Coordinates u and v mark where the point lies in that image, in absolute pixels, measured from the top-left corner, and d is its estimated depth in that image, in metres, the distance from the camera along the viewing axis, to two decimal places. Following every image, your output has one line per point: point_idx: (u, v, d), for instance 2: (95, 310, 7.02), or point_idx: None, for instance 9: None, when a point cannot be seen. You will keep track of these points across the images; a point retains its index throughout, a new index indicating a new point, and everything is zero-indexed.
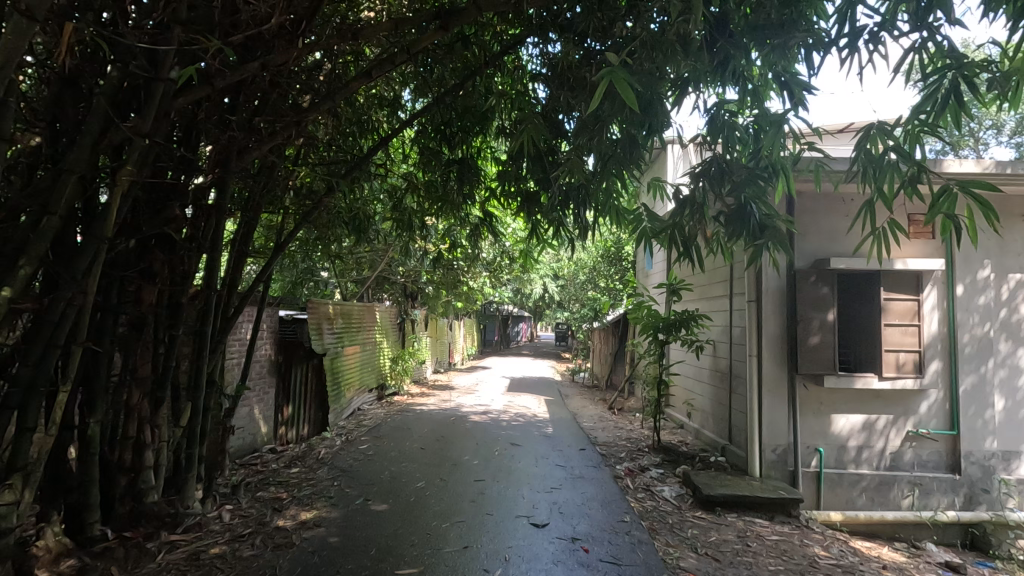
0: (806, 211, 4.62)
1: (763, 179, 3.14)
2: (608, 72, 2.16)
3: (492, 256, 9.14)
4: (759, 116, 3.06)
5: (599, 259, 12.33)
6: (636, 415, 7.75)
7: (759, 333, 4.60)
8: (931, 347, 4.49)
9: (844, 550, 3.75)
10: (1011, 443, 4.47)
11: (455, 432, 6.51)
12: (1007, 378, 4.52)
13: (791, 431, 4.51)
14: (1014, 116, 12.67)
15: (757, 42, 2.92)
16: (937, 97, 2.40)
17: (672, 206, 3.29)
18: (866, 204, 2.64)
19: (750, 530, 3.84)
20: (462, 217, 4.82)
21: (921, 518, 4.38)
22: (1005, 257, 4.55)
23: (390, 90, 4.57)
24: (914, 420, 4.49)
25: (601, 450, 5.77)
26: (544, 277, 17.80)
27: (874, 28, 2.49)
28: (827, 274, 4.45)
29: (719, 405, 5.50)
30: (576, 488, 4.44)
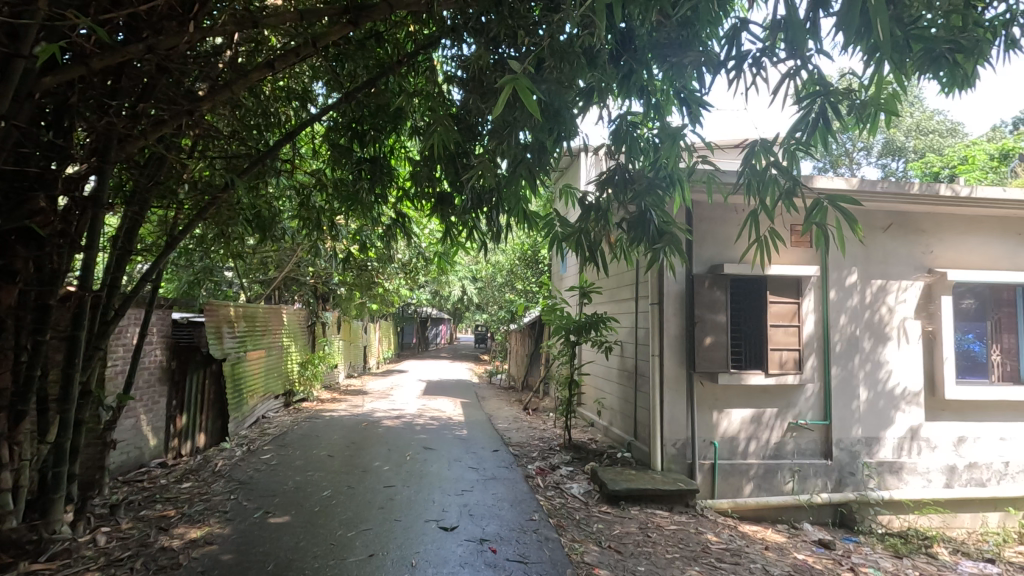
0: (703, 219, 4.95)
1: (661, 189, 3.32)
2: (510, 78, 2.14)
3: (409, 257, 9.00)
4: (659, 130, 3.25)
5: (516, 262, 12.50)
6: (550, 415, 7.91)
7: (661, 334, 4.88)
8: (808, 345, 4.98)
9: (733, 535, 4.05)
10: (873, 430, 5.01)
11: (367, 438, 6.32)
12: (871, 372, 5.05)
13: (689, 426, 4.82)
14: (881, 139, 14.36)
15: (658, 58, 3.11)
16: (809, 119, 2.64)
17: (579, 212, 3.40)
18: (752, 217, 2.79)
19: (650, 521, 4.04)
20: (375, 217, 4.69)
21: (800, 501, 4.81)
22: (869, 264, 5.11)
23: (299, 83, 4.38)
24: (795, 412, 4.94)
25: (513, 450, 5.85)
26: (463, 279, 17.75)
27: (757, 54, 2.72)
28: (721, 279, 4.81)
29: (626, 403, 5.73)
30: (487, 490, 4.46)
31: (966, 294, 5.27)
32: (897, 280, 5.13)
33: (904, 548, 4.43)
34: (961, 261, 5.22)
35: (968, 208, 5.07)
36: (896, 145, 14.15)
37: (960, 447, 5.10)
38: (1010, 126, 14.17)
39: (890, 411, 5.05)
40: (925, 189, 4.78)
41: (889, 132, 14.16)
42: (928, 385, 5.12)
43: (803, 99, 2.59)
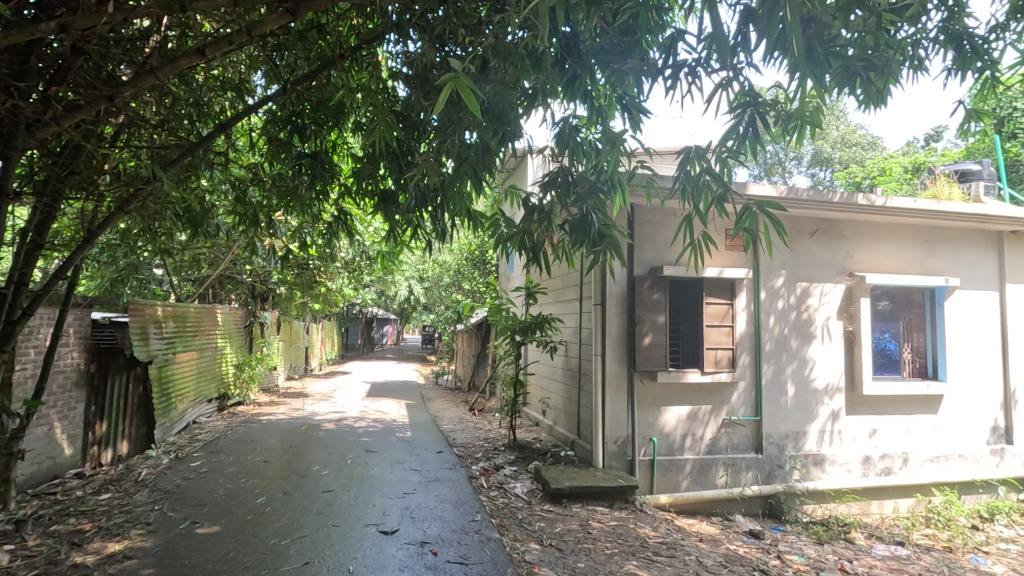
0: (644, 222, 5.09)
1: (602, 193, 3.38)
2: (451, 77, 2.12)
3: (352, 256, 8.79)
4: (601, 135, 3.33)
5: (463, 262, 12.43)
6: (495, 415, 7.92)
7: (603, 334, 4.98)
8: (740, 344, 5.21)
9: (670, 528, 4.18)
10: (799, 425, 5.30)
11: (306, 441, 6.12)
12: (798, 370, 5.34)
13: (629, 424, 4.95)
14: (811, 149, 15.20)
15: (601, 64, 3.19)
16: (740, 128, 2.76)
17: (522, 213, 3.40)
18: (687, 221, 2.88)
19: (591, 518, 4.12)
20: (315, 215, 4.54)
21: (732, 494, 5.02)
22: (797, 267, 5.40)
23: (235, 73, 4.20)
24: (728, 408, 5.16)
25: (457, 451, 5.81)
26: (409, 278, 17.46)
27: (692, 64, 2.82)
28: (660, 281, 4.96)
29: (570, 402, 5.81)
30: (430, 491, 4.41)
31: (881, 296, 5.73)
32: (822, 283, 5.45)
33: (826, 534, 4.72)
34: (878, 265, 5.61)
35: (883, 216, 5.45)
36: (823, 156, 15.03)
37: (875, 439, 5.47)
38: (922, 141, 15.33)
39: (814, 407, 5.36)
40: (847, 198, 5.12)
41: (817, 143, 15.01)
42: (847, 382, 5.47)
43: (735, 108, 2.71)
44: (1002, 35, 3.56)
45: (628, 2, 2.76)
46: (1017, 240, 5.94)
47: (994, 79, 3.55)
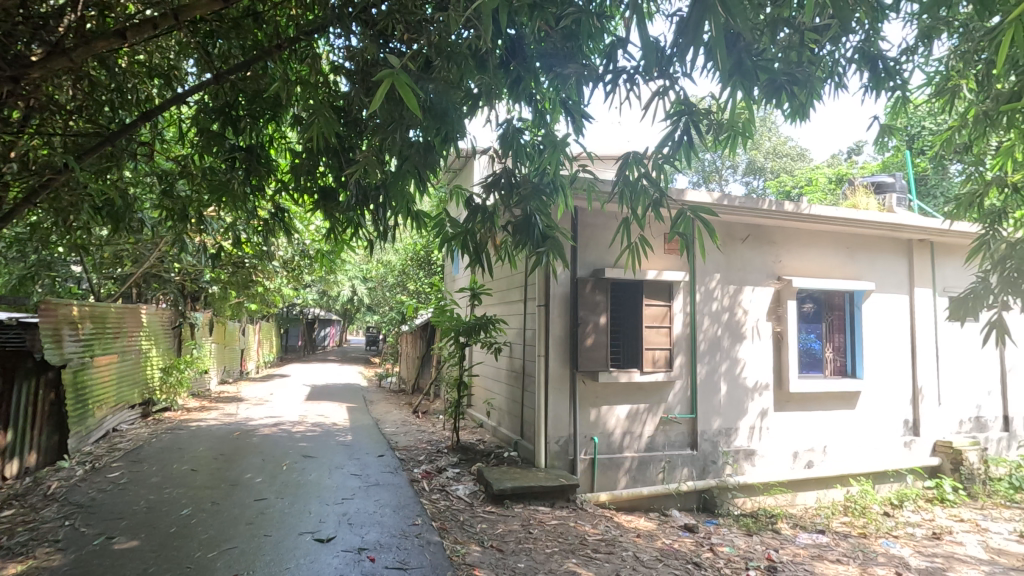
0: (587, 225, 5.19)
1: (545, 195, 3.40)
2: (389, 72, 2.08)
3: (291, 255, 8.49)
4: (544, 137, 3.39)
5: (408, 263, 12.23)
6: (439, 417, 7.84)
7: (546, 335, 5.03)
8: (677, 345, 5.40)
9: (609, 525, 4.27)
10: (731, 422, 5.54)
11: (239, 448, 5.85)
12: (730, 369, 5.59)
13: (571, 423, 5.02)
14: (745, 158, 15.95)
15: (545, 67, 3.23)
16: (675, 136, 2.85)
17: (465, 213, 3.37)
18: (624, 224, 2.95)
19: (532, 518, 4.15)
20: (250, 211, 4.34)
21: (669, 490, 5.18)
22: (730, 270, 5.65)
23: (162, 58, 3.97)
24: (665, 407, 5.32)
25: (399, 454, 5.72)
26: (352, 278, 17.04)
27: (631, 72, 2.90)
28: (602, 283, 5.07)
29: (513, 403, 5.84)
30: (370, 496, 4.31)
31: (806, 299, 6.09)
32: (753, 286, 5.73)
33: (755, 526, 4.95)
34: (804, 269, 5.95)
35: (808, 224, 5.79)
36: (756, 166, 15.83)
37: (800, 434, 5.80)
38: (844, 154, 16.43)
39: (745, 405, 5.62)
40: (776, 206, 5.40)
41: (750, 153, 15.79)
42: (775, 380, 5.77)
43: (671, 115, 2.81)
44: (911, 57, 3.86)
45: (570, 9, 2.82)
46: (925, 248, 6.45)
47: (904, 98, 3.84)
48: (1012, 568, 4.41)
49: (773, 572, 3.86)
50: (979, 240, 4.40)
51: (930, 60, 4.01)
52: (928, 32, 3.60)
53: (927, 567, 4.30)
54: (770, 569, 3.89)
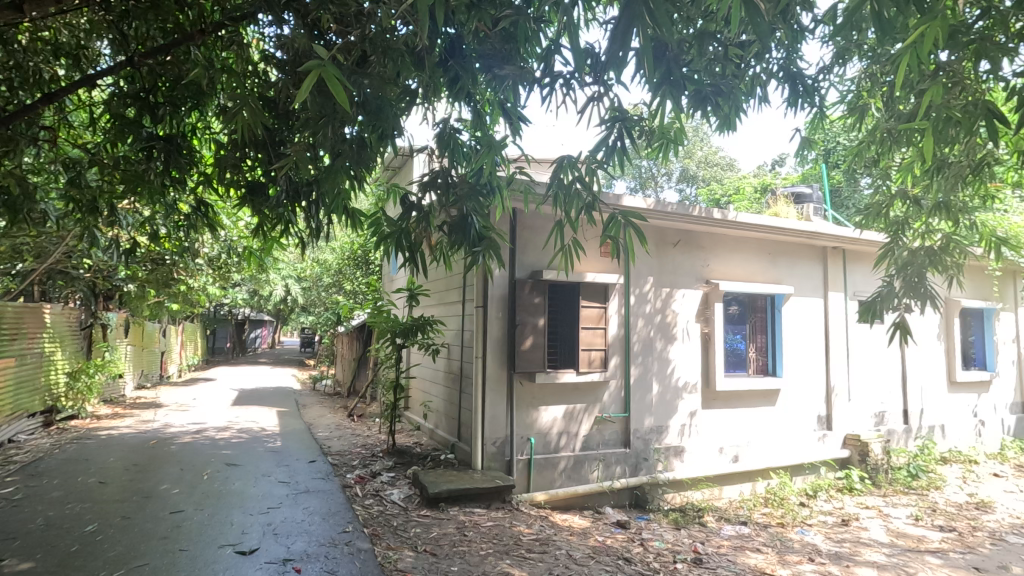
0: (525, 227, 5.22)
1: (482, 196, 3.38)
2: (319, 63, 2.00)
3: (216, 252, 8.04)
4: (482, 138, 3.39)
5: (344, 262, 11.83)
6: (375, 420, 7.67)
7: (484, 337, 5.02)
8: (612, 346, 5.53)
9: (544, 524, 4.31)
10: (662, 420, 5.74)
11: (155, 458, 5.48)
12: (661, 369, 5.78)
13: (508, 425, 5.03)
14: (679, 166, 16.58)
15: (484, 69, 3.22)
16: (608, 142, 2.93)
17: (400, 212, 3.30)
18: (558, 228, 3.00)
19: (468, 520, 4.12)
20: (170, 204, 4.05)
21: (603, 488, 5.29)
22: (662, 273, 5.85)
23: (70, 36, 3.66)
24: (600, 406, 5.44)
25: (331, 460, 5.54)
26: (285, 278, 16.36)
27: (567, 77, 2.96)
28: (540, 284, 5.11)
29: (451, 405, 5.79)
30: (298, 504, 4.14)
31: (731, 301, 6.41)
32: (683, 289, 5.96)
33: (683, 520, 5.15)
34: (730, 274, 6.24)
35: (734, 231, 6.09)
36: (689, 174, 16.51)
37: (725, 430, 6.08)
38: (769, 165, 17.40)
39: (675, 404, 5.83)
40: (705, 212, 5.65)
41: (684, 162, 16.46)
42: (703, 379, 6.03)
43: (606, 120, 2.90)
44: (828, 76, 4.12)
45: (508, 11, 2.83)
46: (838, 255, 6.94)
47: (820, 114, 4.11)
48: (909, 549, 4.81)
49: (699, 564, 4.02)
50: (887, 247, 4.67)
51: (844, 80, 4.30)
52: (842, 54, 3.87)
53: (837, 552, 4.61)
54: (697, 561, 4.05)
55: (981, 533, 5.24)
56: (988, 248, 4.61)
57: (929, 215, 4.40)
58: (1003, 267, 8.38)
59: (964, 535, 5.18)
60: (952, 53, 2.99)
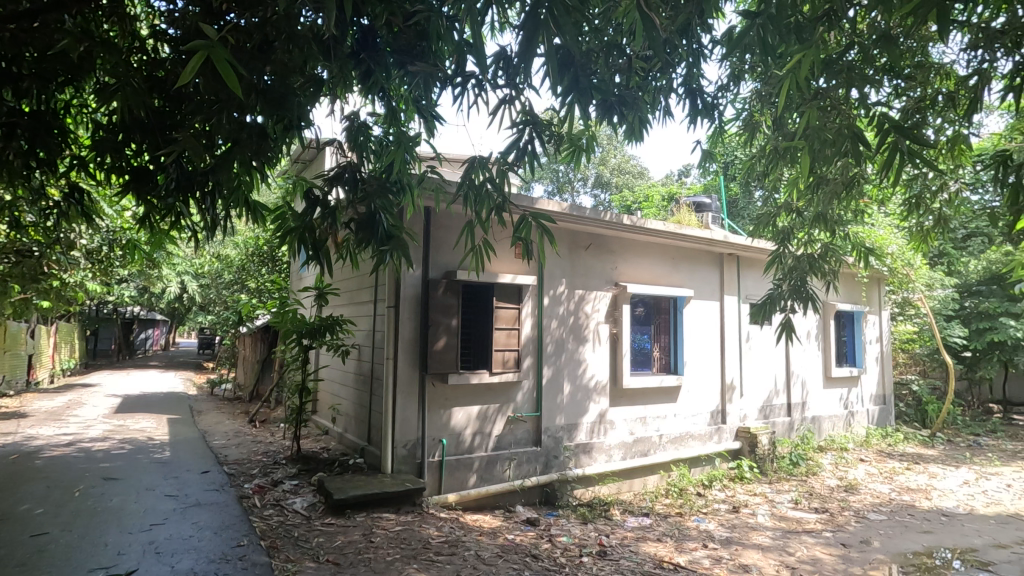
0: (439, 226, 5.17)
1: (392, 194, 3.31)
2: (205, 44, 1.94)
3: (95, 244, 7.26)
4: (395, 135, 3.35)
5: (247, 258, 11.10)
6: (279, 426, 7.27)
7: (396, 337, 4.91)
8: (525, 347, 5.61)
9: (453, 526, 4.28)
10: (571, 418, 5.89)
11: (14, 475, 4.85)
12: (573, 368, 5.94)
13: (419, 427, 4.94)
14: (594, 171, 17.13)
15: (397, 64, 3.15)
16: (518, 145, 2.99)
17: (304, 207, 3.14)
18: (468, 228, 3.01)
19: (375, 526, 4.01)
20: (35, 190, 3.56)
21: (514, 487, 5.33)
22: (574, 275, 6.02)
23: None
24: (513, 406, 5.50)
25: (227, 469, 5.18)
26: (181, 274, 15.11)
27: (479, 78, 3.02)
28: (454, 285, 5.08)
29: (360, 407, 5.61)
30: (187, 519, 3.83)
31: (638, 303, 6.72)
32: (594, 291, 6.16)
33: (590, 514, 5.32)
34: (637, 277, 6.55)
35: (641, 235, 6.38)
36: (604, 180, 17.13)
37: (631, 426, 6.35)
38: (676, 174, 18.42)
39: (586, 402, 6.01)
40: (615, 218, 5.87)
41: (599, 168, 17.04)
42: (611, 378, 6.26)
43: (518, 123, 2.95)
44: (725, 93, 4.41)
45: (421, 9, 2.81)
46: (732, 262, 7.49)
47: (719, 129, 4.40)
48: (789, 531, 5.26)
49: (603, 556, 4.16)
50: (774, 254, 5.12)
51: (739, 99, 4.62)
52: (737, 74, 4.14)
53: (728, 538, 4.96)
54: (601, 554, 4.20)
55: (848, 513, 5.86)
56: (857, 257, 5.15)
57: (810, 226, 4.84)
58: (870, 274, 9.42)
59: (835, 515, 5.76)
60: (828, 81, 3.30)
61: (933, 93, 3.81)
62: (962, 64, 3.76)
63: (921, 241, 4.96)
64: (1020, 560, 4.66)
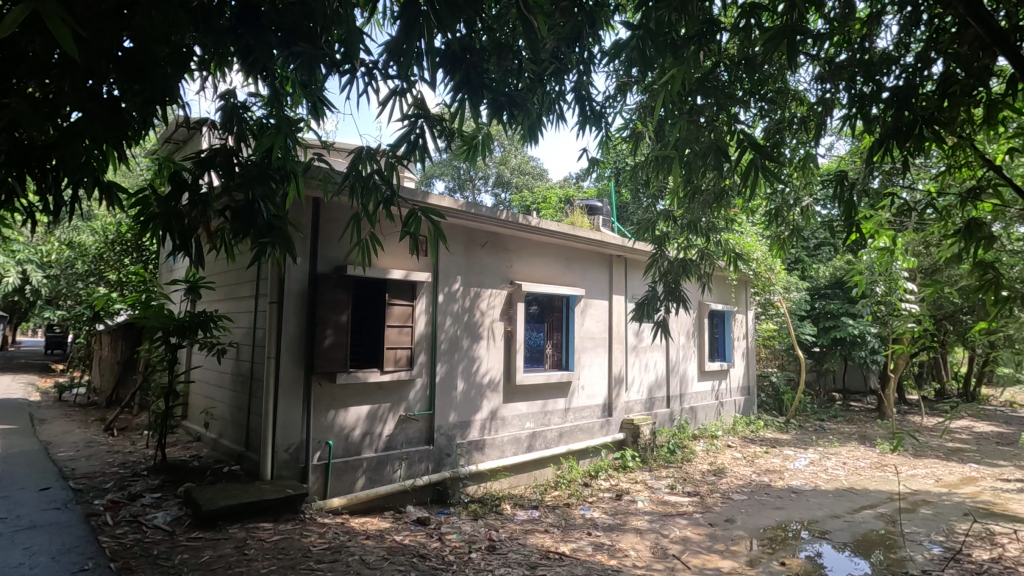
0: (328, 218, 4.93)
1: (273, 181, 3.08)
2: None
3: None
4: (278, 119, 3.16)
5: (106, 247, 9.90)
6: (141, 433, 6.56)
7: (279, 335, 4.62)
8: (418, 344, 5.51)
9: (338, 531, 4.11)
10: (464, 415, 5.90)
11: None
12: (467, 366, 5.95)
13: (303, 429, 4.68)
14: (495, 171, 17.31)
15: (283, 45, 2.93)
16: (409, 138, 2.94)
17: (169, 191, 2.83)
18: (355, 220, 2.92)
19: (250, 537, 3.74)
20: None
21: (405, 487, 5.23)
22: (469, 272, 6.02)
23: None
24: (405, 405, 5.39)
25: (74, 485, 4.57)
26: (23, 264, 13.13)
27: (369, 67, 2.94)
28: (344, 280, 4.87)
29: (238, 410, 5.21)
30: (17, 544, 3.32)
31: (532, 302, 6.88)
32: (489, 289, 6.21)
33: (481, 510, 5.36)
34: (532, 276, 6.70)
35: (536, 235, 6.54)
36: (504, 180, 17.37)
37: (523, 421, 6.49)
38: (574, 178, 19.14)
39: (479, 399, 6.05)
40: (511, 218, 5.96)
41: (499, 168, 17.27)
42: (505, 374, 6.35)
43: (408, 115, 2.92)
44: (613, 104, 4.64)
45: None
46: (620, 263, 7.91)
47: (607, 138, 4.61)
48: (665, 514, 5.66)
49: (492, 551, 4.21)
50: (653, 257, 5.50)
51: (625, 110, 4.88)
52: (624, 86, 4.38)
53: (611, 524, 5.23)
54: (490, 548, 4.25)
55: (716, 495, 6.42)
56: (726, 262, 5.65)
57: (686, 232, 5.25)
58: (738, 277, 10.40)
59: (704, 497, 6.29)
60: (703, 100, 3.58)
61: (789, 116, 4.28)
62: (812, 93, 4.25)
63: (778, 248, 5.56)
64: (850, 527, 5.38)
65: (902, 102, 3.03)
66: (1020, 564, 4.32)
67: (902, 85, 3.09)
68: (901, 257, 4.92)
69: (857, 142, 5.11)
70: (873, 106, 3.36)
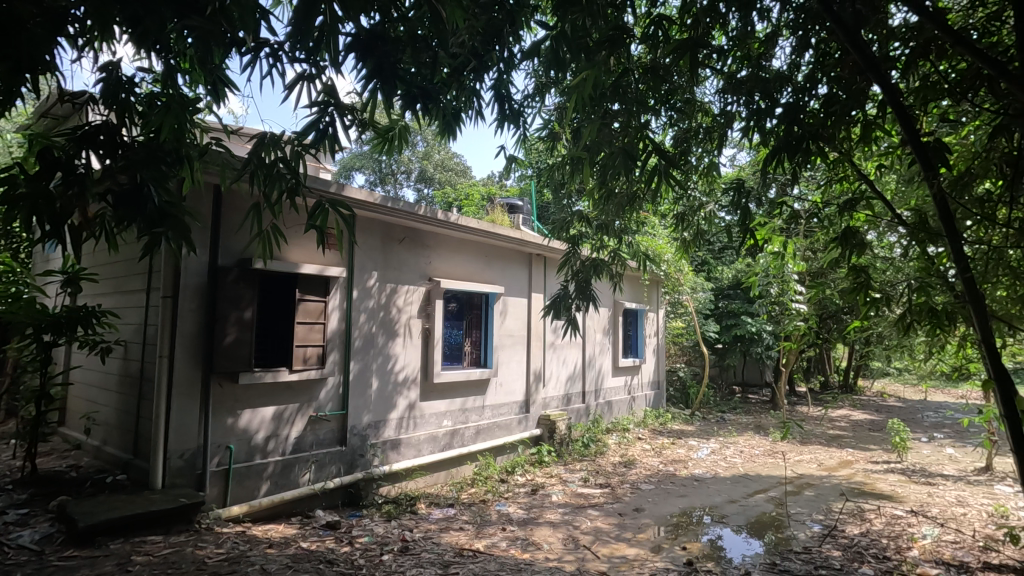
0: (231, 207, 4.63)
1: (164, 164, 2.81)
2: None
3: None
4: (171, 98, 2.89)
5: None
6: (7, 442, 5.84)
7: (173, 333, 4.26)
8: (330, 342, 5.30)
9: (237, 541, 3.87)
10: (379, 415, 5.75)
11: None
12: (382, 363, 5.80)
13: (201, 434, 4.36)
14: (417, 166, 17.06)
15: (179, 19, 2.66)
16: (317, 125, 2.80)
17: (37, 172, 2.52)
18: (256, 210, 2.74)
19: (134, 552, 3.43)
20: None
21: (314, 490, 5.02)
22: (386, 268, 5.88)
23: None
24: (315, 405, 5.16)
25: None
26: None
27: (275, 48, 2.77)
28: (249, 274, 4.59)
29: (124, 414, 4.76)
30: None
31: (451, 299, 6.82)
32: (406, 286, 6.10)
33: (395, 511, 5.25)
34: (452, 273, 6.66)
35: (455, 231, 6.50)
36: (427, 175, 17.17)
37: (440, 420, 6.43)
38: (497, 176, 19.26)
39: (395, 398, 5.92)
40: (429, 214, 5.87)
41: (422, 162, 17.04)
42: (422, 372, 6.26)
43: (316, 102, 2.78)
44: (532, 103, 4.69)
45: None
46: (539, 262, 8.04)
47: (525, 137, 4.66)
48: (577, 506, 5.82)
49: (404, 552, 4.13)
50: (567, 256, 5.63)
51: (544, 110, 4.95)
52: (542, 86, 4.44)
53: (525, 518, 5.31)
54: (402, 550, 4.16)
55: (626, 485, 6.69)
56: (637, 262, 5.90)
57: (600, 234, 5.42)
58: (650, 277, 10.91)
59: (615, 488, 6.53)
60: (616, 106, 3.70)
61: (695, 126, 4.51)
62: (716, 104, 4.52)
63: (685, 250, 5.88)
64: (744, 511, 5.80)
65: (792, 118, 3.30)
66: (883, 536, 4.84)
67: (792, 102, 3.36)
68: (791, 260, 5.36)
69: (754, 153, 5.50)
70: (768, 120, 3.63)
